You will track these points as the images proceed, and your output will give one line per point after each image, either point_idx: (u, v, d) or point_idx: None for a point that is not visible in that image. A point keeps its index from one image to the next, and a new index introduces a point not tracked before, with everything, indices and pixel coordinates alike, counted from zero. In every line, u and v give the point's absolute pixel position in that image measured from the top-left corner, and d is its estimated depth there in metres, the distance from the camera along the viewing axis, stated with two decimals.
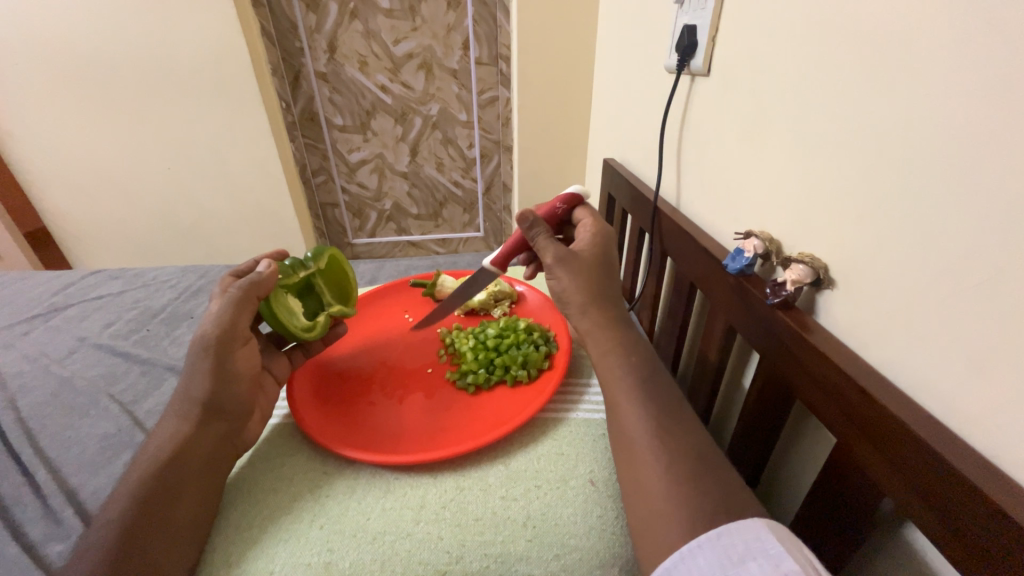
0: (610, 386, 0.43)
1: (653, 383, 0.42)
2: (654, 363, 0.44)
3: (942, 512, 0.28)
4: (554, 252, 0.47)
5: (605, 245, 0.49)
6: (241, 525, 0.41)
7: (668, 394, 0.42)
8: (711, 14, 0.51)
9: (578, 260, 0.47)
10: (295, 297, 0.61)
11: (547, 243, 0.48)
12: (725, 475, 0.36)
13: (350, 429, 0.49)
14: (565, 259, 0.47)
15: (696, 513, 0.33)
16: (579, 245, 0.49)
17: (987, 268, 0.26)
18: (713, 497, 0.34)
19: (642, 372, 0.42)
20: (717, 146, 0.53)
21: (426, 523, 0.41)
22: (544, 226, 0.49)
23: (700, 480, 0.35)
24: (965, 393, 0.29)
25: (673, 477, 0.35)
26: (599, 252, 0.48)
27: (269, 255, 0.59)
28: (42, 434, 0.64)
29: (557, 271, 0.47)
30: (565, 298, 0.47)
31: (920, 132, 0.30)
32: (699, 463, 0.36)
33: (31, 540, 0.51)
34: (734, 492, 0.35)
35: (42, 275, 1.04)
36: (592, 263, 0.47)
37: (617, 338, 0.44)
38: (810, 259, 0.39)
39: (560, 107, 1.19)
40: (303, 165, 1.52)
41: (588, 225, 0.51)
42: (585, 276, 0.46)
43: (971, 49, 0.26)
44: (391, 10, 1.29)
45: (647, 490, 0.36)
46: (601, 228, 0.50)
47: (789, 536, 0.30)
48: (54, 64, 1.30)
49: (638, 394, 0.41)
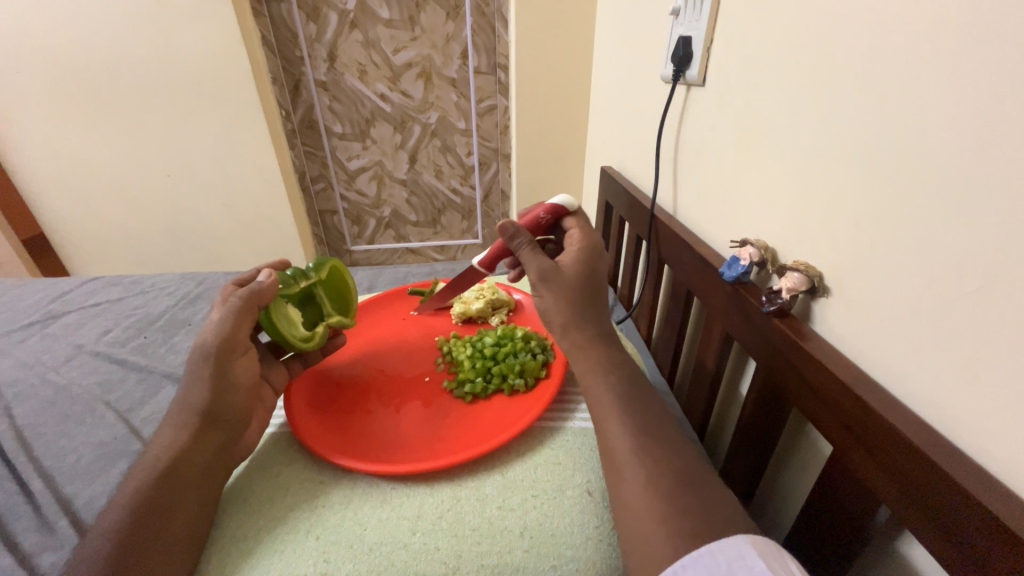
0: (593, 404, 0.43)
1: (637, 399, 0.42)
2: (640, 380, 0.45)
3: (937, 519, 0.28)
4: (536, 265, 0.47)
5: (590, 257, 0.49)
6: (237, 535, 0.41)
7: (653, 410, 0.42)
8: (706, 25, 0.52)
9: (560, 274, 0.47)
10: (296, 307, 0.61)
11: (529, 254, 0.48)
12: (711, 492, 0.36)
13: (347, 438, 0.49)
14: (546, 273, 0.47)
15: (681, 531, 0.33)
16: (564, 258, 0.49)
17: (980, 277, 0.27)
18: (699, 514, 0.34)
19: (626, 390, 0.42)
20: (714, 156, 0.53)
21: (422, 534, 0.40)
22: (527, 237, 0.50)
23: (687, 497, 0.35)
24: (958, 399, 0.29)
25: (657, 495, 0.35)
26: (583, 265, 0.48)
27: (272, 264, 0.59)
28: (39, 442, 0.64)
29: (539, 285, 0.47)
30: (548, 314, 0.48)
31: (914, 143, 0.30)
32: (685, 481, 0.36)
33: (25, 549, 0.51)
34: (725, 508, 0.35)
35: (40, 282, 1.03)
36: (574, 277, 0.47)
37: (597, 357, 0.45)
38: (805, 267, 0.39)
39: (559, 115, 1.19)
40: (303, 172, 1.52)
41: (573, 237, 0.50)
42: (566, 293, 0.46)
43: (961, 65, 0.27)
44: (391, 19, 1.31)
45: (632, 507, 0.36)
46: (586, 242, 0.50)
47: (770, 550, 0.30)
48: (56, 72, 1.30)
49: (621, 411, 0.41)
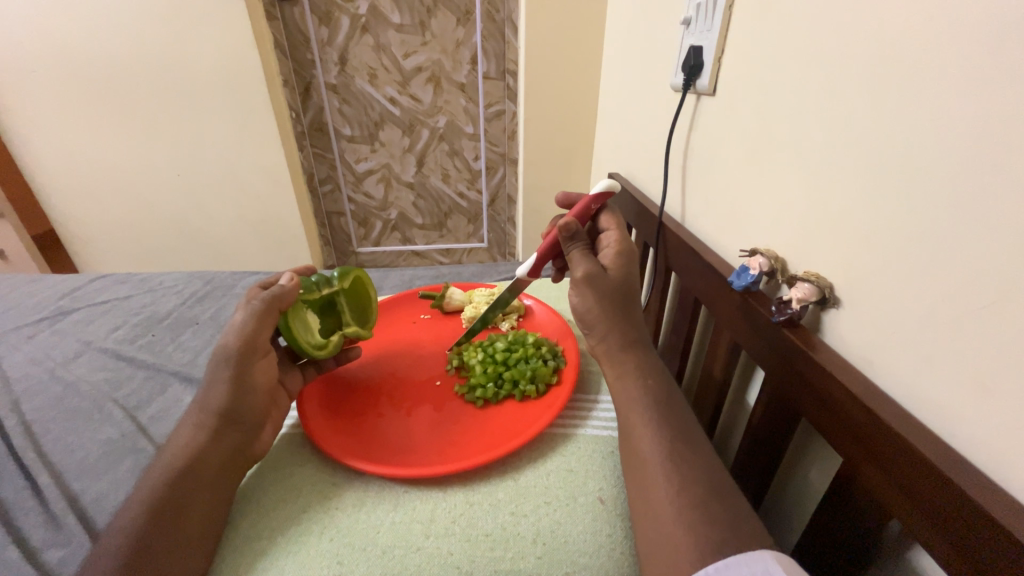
0: (623, 408, 0.43)
1: (667, 405, 0.42)
2: (667, 386, 0.44)
3: (950, 534, 0.28)
4: (585, 266, 0.46)
5: (632, 263, 0.49)
6: (250, 535, 0.41)
7: (679, 417, 0.42)
8: (716, 37, 0.52)
9: (607, 277, 0.46)
10: (315, 313, 0.62)
11: (582, 255, 0.47)
12: (735, 503, 0.36)
13: (359, 440, 0.50)
14: (596, 275, 0.46)
15: (702, 542, 0.33)
16: (605, 258, 0.49)
17: (992, 294, 0.27)
18: (715, 528, 0.34)
19: (655, 395, 0.43)
20: (723, 166, 0.54)
21: (436, 537, 0.40)
22: (581, 236, 0.49)
23: (707, 510, 0.35)
24: (969, 415, 0.29)
25: (681, 504, 0.35)
26: (626, 268, 0.48)
27: (297, 269, 0.60)
28: (46, 438, 0.64)
29: (583, 288, 0.46)
30: (586, 318, 0.48)
31: (926, 159, 0.30)
32: (708, 491, 0.36)
33: (32, 544, 0.51)
34: (742, 519, 0.35)
35: (51, 278, 1.04)
36: (617, 281, 0.47)
37: (635, 360, 0.45)
38: (816, 278, 0.39)
39: (567, 120, 1.19)
40: (311, 174, 1.53)
41: (613, 235, 0.50)
42: (608, 299, 0.46)
43: (973, 77, 0.27)
44: (403, 24, 1.32)
45: (655, 513, 0.36)
46: (628, 246, 0.49)
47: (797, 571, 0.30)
48: (72, 71, 1.32)
49: (652, 416, 0.41)
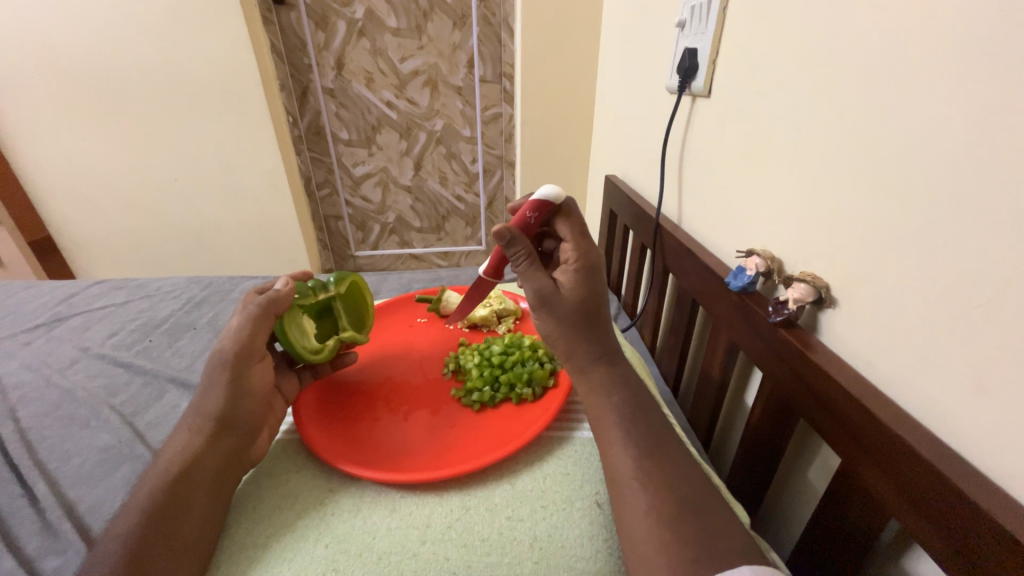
0: (597, 423, 0.43)
1: (642, 419, 0.42)
2: (641, 396, 0.44)
3: (951, 536, 0.28)
4: (533, 287, 0.45)
5: (588, 276, 0.46)
6: (246, 542, 0.41)
7: (655, 427, 0.42)
8: (711, 40, 0.52)
9: (559, 297, 0.45)
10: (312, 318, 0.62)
11: (521, 270, 0.46)
12: (716, 517, 0.36)
13: (354, 446, 0.49)
14: (547, 296, 0.45)
15: (678, 559, 0.34)
16: (562, 273, 0.47)
17: (986, 294, 0.27)
18: (697, 541, 0.34)
19: (625, 409, 0.43)
20: (718, 169, 0.54)
21: (432, 543, 0.40)
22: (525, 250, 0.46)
23: (684, 525, 0.35)
24: (969, 416, 0.29)
25: (655, 518, 0.36)
26: (583, 283, 0.45)
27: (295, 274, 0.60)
28: (42, 445, 0.64)
29: (538, 307, 0.46)
30: (551, 338, 0.47)
31: (920, 160, 0.31)
32: (684, 505, 0.36)
33: (29, 552, 0.51)
34: (722, 532, 0.35)
35: (47, 284, 1.04)
36: (573, 300, 0.45)
37: (602, 376, 0.45)
38: (812, 278, 0.39)
39: (565, 120, 1.19)
40: (309, 178, 1.53)
41: (569, 248, 0.47)
42: (563, 319, 0.45)
43: (965, 74, 0.28)
44: (399, 28, 1.32)
45: (637, 525, 0.36)
46: (582, 258, 0.46)
47: None
48: (67, 76, 1.32)
49: (625, 431, 0.41)
